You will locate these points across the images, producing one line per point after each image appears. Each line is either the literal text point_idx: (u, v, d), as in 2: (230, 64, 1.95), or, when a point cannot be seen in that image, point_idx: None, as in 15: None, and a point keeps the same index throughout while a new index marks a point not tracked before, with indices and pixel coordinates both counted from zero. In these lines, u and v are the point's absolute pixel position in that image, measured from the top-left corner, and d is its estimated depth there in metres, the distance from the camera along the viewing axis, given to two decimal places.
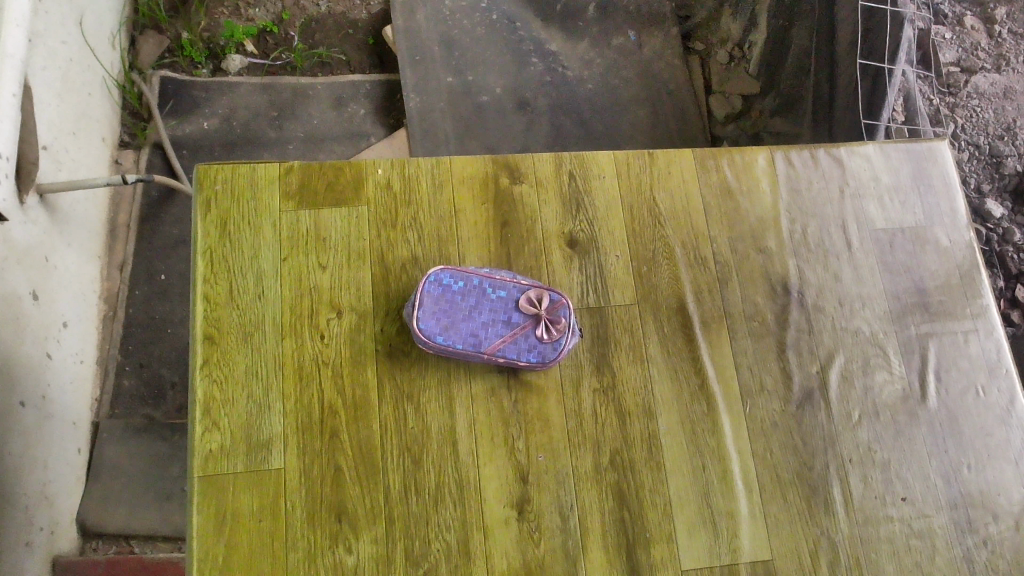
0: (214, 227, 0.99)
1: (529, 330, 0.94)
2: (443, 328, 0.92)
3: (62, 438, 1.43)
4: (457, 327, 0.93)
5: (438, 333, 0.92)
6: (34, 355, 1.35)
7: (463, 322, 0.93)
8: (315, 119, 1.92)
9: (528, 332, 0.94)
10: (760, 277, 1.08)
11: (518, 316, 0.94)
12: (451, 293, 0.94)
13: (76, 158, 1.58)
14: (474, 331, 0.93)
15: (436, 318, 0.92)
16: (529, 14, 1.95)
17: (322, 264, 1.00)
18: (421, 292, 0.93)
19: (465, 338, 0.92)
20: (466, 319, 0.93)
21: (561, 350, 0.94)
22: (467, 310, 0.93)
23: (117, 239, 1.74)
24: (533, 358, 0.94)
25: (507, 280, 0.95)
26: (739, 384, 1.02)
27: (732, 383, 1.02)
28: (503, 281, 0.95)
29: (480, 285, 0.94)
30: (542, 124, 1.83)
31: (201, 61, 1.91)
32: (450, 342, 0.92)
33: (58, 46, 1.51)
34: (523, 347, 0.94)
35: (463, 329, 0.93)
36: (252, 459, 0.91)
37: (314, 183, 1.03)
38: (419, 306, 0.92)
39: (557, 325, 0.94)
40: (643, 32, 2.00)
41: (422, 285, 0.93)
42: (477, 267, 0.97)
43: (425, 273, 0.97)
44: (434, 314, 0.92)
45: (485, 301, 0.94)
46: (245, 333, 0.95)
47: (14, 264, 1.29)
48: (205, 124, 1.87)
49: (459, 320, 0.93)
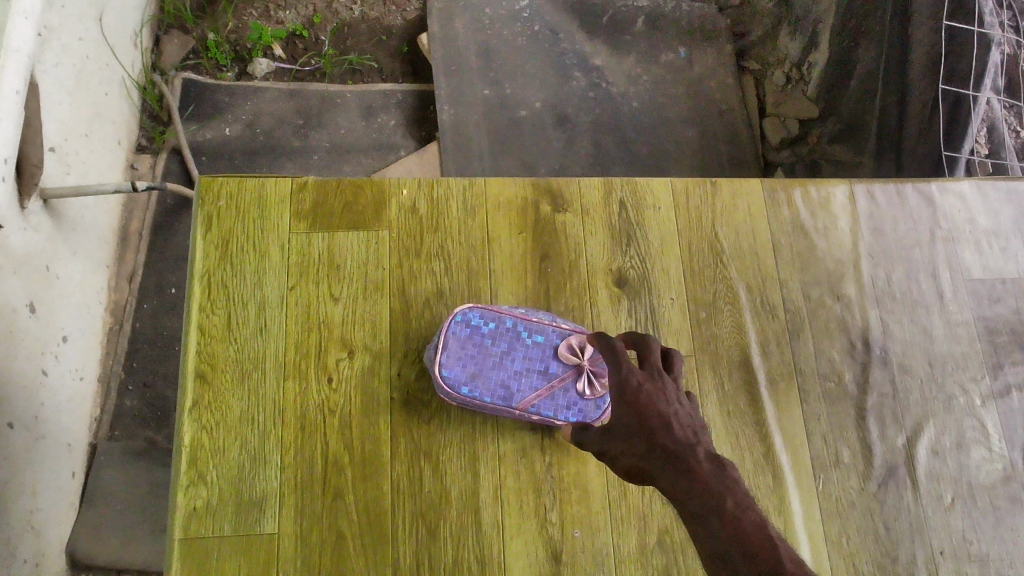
0: (213, 249, 0.94)
1: (563, 384, 0.87)
2: (469, 376, 0.86)
3: (55, 460, 1.33)
4: (484, 376, 0.86)
5: (463, 381, 0.85)
6: (28, 371, 1.25)
7: (492, 372, 0.86)
8: (342, 129, 1.82)
9: (562, 386, 0.87)
10: (837, 329, 1.00)
11: (557, 366, 0.87)
12: (481, 334, 0.88)
13: (87, 160, 1.49)
14: (504, 383, 0.86)
15: (463, 366, 0.86)
16: (573, 26, 1.84)
17: (334, 295, 0.95)
18: (446, 332, 0.87)
19: (495, 391, 0.86)
20: (493, 366, 0.87)
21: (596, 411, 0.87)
22: (497, 355, 0.87)
23: (127, 248, 1.64)
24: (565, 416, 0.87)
25: (546, 323, 0.88)
26: (812, 455, 0.93)
27: (804, 456, 0.93)
28: (539, 323, 0.88)
29: (515, 326, 0.88)
30: (583, 142, 1.71)
31: (226, 64, 1.82)
32: (477, 394, 0.85)
33: (74, 42, 1.42)
34: (554, 404, 0.86)
35: (492, 380, 0.86)
36: (242, 519, 0.85)
37: (328, 203, 0.98)
38: (444, 351, 0.86)
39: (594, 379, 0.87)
40: (695, 48, 1.88)
41: (448, 321, 0.87)
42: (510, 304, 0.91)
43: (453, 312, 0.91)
44: (459, 359, 0.86)
45: (518, 346, 0.88)
46: (242, 372, 0.90)
47: (10, 273, 1.20)
48: (227, 130, 1.76)
49: (486, 366, 0.87)
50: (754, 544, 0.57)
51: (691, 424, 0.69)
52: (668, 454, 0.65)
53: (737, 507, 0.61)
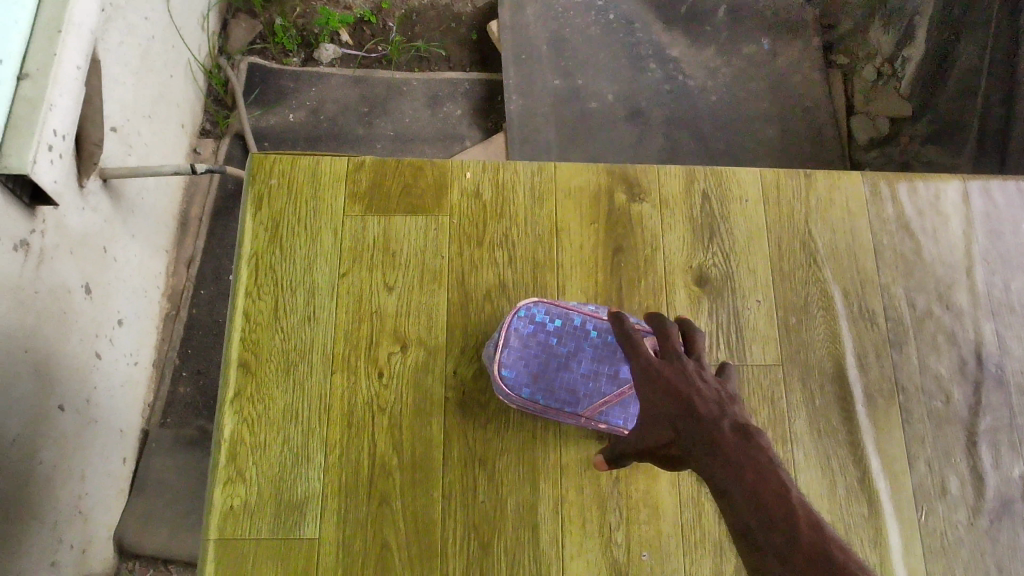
0: (263, 228, 0.90)
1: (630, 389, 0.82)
2: (530, 376, 0.82)
3: (106, 446, 1.30)
4: (546, 377, 0.83)
5: (522, 381, 0.82)
6: (80, 354, 1.22)
7: (556, 374, 0.83)
8: (407, 117, 1.77)
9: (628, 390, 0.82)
10: (944, 340, 0.95)
11: (625, 372, 0.83)
12: (544, 333, 0.84)
13: (149, 142, 1.46)
14: (568, 387, 0.82)
15: (524, 365, 0.82)
16: (650, 15, 1.75)
17: (388, 283, 0.90)
18: (507, 328, 0.83)
19: (558, 394, 0.82)
20: (556, 366, 0.83)
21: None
22: (560, 354, 0.84)
23: (187, 233, 1.62)
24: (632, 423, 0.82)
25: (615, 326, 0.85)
26: (913, 487, 0.88)
27: (905, 489, 0.88)
28: (606, 323, 0.84)
29: (581, 325, 0.85)
30: (656, 137, 1.63)
31: (292, 50, 1.78)
32: (538, 396, 0.81)
33: (140, 21, 1.40)
34: (620, 409, 0.82)
35: (555, 382, 0.82)
36: (282, 523, 0.80)
37: (386, 184, 0.93)
38: (504, 347, 0.83)
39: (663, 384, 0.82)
40: (779, 40, 1.77)
41: (510, 317, 0.84)
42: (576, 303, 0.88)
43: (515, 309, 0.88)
44: (520, 357, 0.82)
45: (583, 347, 0.84)
46: (288, 363, 0.86)
47: (65, 253, 1.17)
48: (291, 116, 1.73)
49: (548, 366, 0.83)
50: (777, 519, 0.54)
51: (720, 396, 0.65)
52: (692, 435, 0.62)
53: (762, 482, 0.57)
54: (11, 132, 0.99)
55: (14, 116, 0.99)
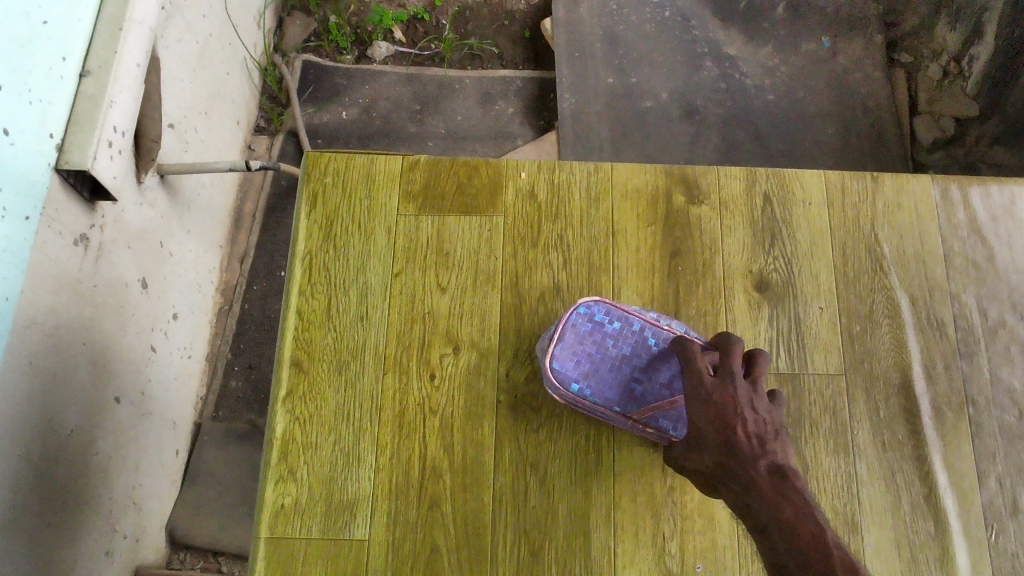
0: (318, 226, 0.90)
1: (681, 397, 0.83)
2: (580, 373, 0.83)
3: (160, 437, 1.32)
4: (597, 377, 0.83)
5: (573, 378, 0.82)
6: (136, 347, 1.24)
7: (607, 374, 0.83)
8: (459, 116, 1.76)
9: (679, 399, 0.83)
10: (1018, 351, 0.91)
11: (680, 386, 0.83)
12: (600, 332, 0.84)
13: (205, 138, 1.48)
14: (617, 389, 0.83)
15: (576, 362, 0.83)
16: (706, 12, 1.72)
17: (442, 284, 0.89)
18: (563, 324, 0.84)
19: (606, 395, 0.82)
20: (608, 368, 0.84)
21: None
22: (614, 356, 0.84)
23: (241, 229, 1.63)
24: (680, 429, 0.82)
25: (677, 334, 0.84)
26: (982, 503, 0.85)
27: (973, 505, 0.85)
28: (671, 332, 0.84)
29: (642, 329, 0.84)
30: (712, 135, 1.61)
31: (346, 47, 1.79)
32: (586, 393, 0.82)
33: (198, 19, 1.41)
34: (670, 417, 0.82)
35: (605, 383, 0.83)
36: (332, 523, 0.80)
37: (441, 184, 0.93)
38: (559, 341, 0.83)
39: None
40: (840, 39, 1.72)
41: (569, 313, 0.84)
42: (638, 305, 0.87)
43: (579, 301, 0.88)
44: (573, 355, 0.83)
45: (640, 350, 0.84)
46: (340, 362, 0.85)
47: (123, 247, 1.19)
48: (344, 113, 1.74)
49: (601, 367, 0.83)
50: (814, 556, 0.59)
51: (766, 428, 0.70)
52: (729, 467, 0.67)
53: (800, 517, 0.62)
54: (72, 129, 1.01)
55: (76, 112, 1.02)
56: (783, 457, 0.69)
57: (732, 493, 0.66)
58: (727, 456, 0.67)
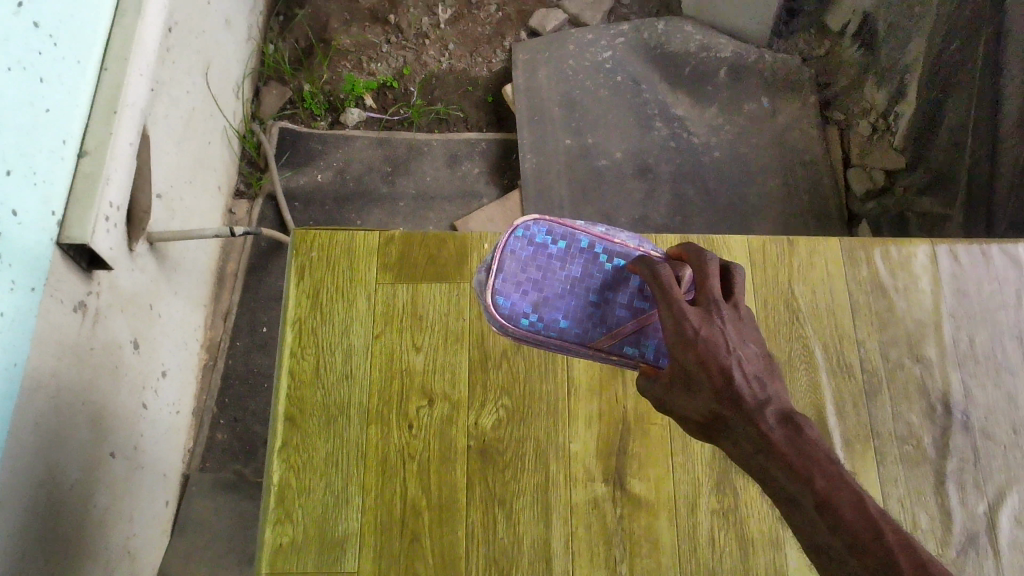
0: (306, 294, 1.01)
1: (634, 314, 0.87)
2: (527, 302, 0.88)
3: (151, 489, 1.40)
4: (548, 306, 0.88)
5: (520, 307, 0.88)
6: (129, 404, 1.32)
7: (557, 300, 0.89)
8: (427, 177, 1.88)
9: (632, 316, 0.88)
10: (916, 391, 1.03)
11: (637, 304, 0.88)
12: (541, 254, 0.91)
13: (190, 205, 1.58)
14: (568, 316, 0.88)
15: (524, 293, 0.89)
16: (656, 77, 1.86)
17: (417, 344, 1.00)
18: (502, 250, 0.90)
19: (557, 323, 0.87)
20: (555, 292, 0.89)
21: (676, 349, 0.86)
22: (561, 278, 0.89)
23: (224, 288, 1.73)
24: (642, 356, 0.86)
25: (625, 250, 0.90)
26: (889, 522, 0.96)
27: None
28: (618, 247, 0.91)
29: (588, 248, 0.91)
30: (663, 192, 1.75)
31: (320, 114, 1.91)
32: (536, 321, 0.87)
33: (183, 95, 1.53)
34: (628, 339, 0.86)
35: (555, 310, 0.88)
36: (324, 559, 0.89)
37: (414, 255, 1.05)
38: (502, 272, 0.89)
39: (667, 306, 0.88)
40: (778, 99, 1.86)
41: (506, 235, 0.91)
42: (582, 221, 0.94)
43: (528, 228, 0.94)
44: (518, 285, 0.88)
45: (589, 273, 0.90)
46: (328, 414, 0.95)
47: (117, 312, 1.28)
48: (320, 176, 1.85)
49: (547, 291, 0.89)
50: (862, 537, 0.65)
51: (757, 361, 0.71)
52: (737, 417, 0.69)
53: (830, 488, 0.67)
54: (74, 202, 1.11)
55: (75, 188, 1.11)
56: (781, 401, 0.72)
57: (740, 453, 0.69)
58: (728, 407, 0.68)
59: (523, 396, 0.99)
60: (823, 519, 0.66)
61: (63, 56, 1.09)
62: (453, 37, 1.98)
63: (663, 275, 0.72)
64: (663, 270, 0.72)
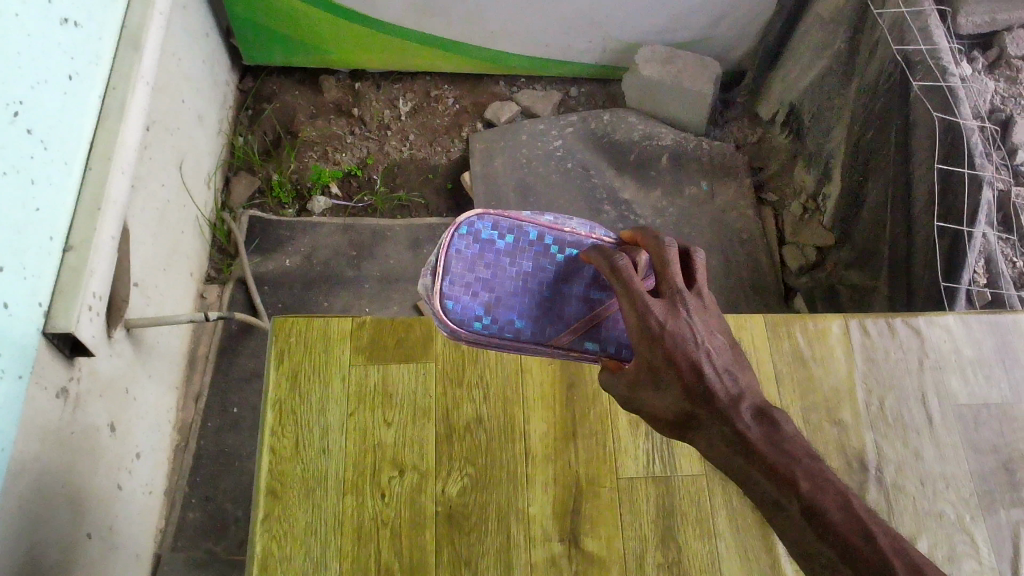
0: (286, 376, 1.10)
1: (581, 307, 0.95)
2: (476, 302, 0.95)
3: (124, 569, 1.44)
4: (500, 305, 0.95)
5: (470, 308, 0.94)
6: (105, 486, 1.37)
7: (510, 299, 0.95)
8: (391, 260, 1.98)
9: (579, 309, 0.95)
10: (835, 450, 1.12)
11: (590, 295, 0.95)
12: (485, 251, 0.97)
13: (164, 291, 1.66)
14: (520, 313, 0.95)
15: (477, 297, 0.95)
16: (604, 163, 2.01)
17: (388, 419, 1.09)
18: (448, 250, 0.97)
19: (511, 322, 0.94)
20: (503, 289, 0.96)
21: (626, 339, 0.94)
22: (507, 275, 0.96)
23: (196, 370, 1.79)
24: (598, 348, 0.94)
25: (572, 241, 0.98)
26: None
27: None
28: (566, 238, 0.98)
29: (536, 241, 0.98)
30: None
31: (287, 202, 2.01)
32: (492, 321, 0.94)
33: (158, 188, 1.62)
34: (588, 337, 0.94)
35: (508, 308, 0.95)
36: None
37: (384, 338, 1.14)
38: (450, 274, 0.95)
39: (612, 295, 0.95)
40: (716, 183, 2.02)
41: (449, 234, 0.98)
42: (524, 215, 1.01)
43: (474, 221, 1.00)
44: (466, 287, 0.95)
45: (539, 268, 0.97)
46: (307, 487, 1.03)
47: (96, 396, 1.34)
48: (287, 261, 1.93)
49: (496, 290, 0.95)
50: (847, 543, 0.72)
51: (725, 355, 0.80)
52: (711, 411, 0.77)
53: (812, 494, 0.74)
54: (58, 296, 1.15)
55: (60, 282, 1.16)
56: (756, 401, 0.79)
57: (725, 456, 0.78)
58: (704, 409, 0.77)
59: (485, 464, 1.08)
60: (812, 525, 0.73)
61: (51, 159, 1.16)
62: (414, 128, 2.11)
63: (622, 267, 0.80)
64: (622, 261, 0.80)
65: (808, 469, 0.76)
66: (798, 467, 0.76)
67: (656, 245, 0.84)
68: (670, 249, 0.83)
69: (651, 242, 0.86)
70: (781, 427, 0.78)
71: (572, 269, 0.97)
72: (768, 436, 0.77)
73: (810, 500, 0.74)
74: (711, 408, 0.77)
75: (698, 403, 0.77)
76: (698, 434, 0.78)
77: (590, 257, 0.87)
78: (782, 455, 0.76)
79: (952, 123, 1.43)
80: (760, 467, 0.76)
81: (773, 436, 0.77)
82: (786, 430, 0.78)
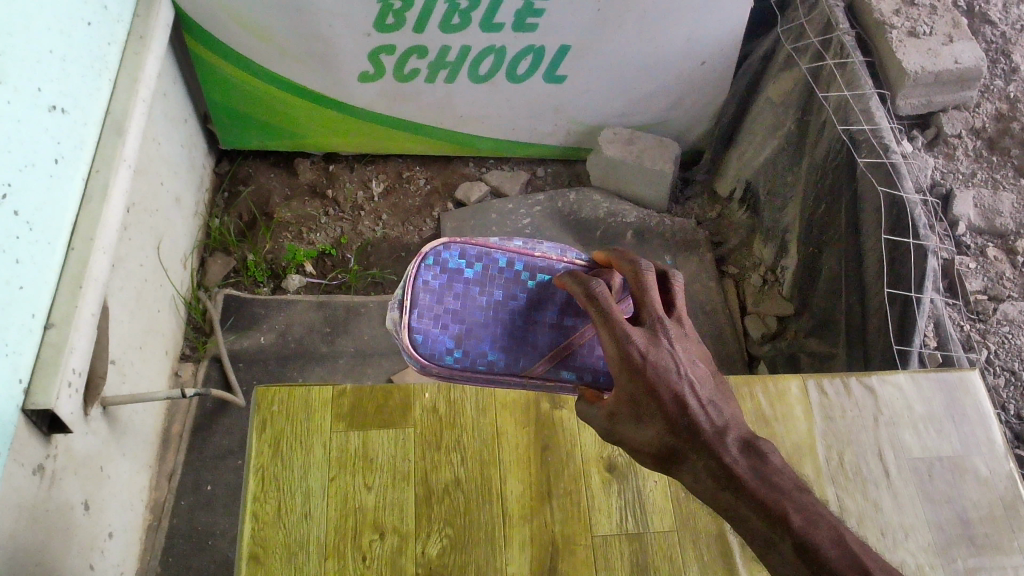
0: (268, 444, 1.14)
1: (551, 335, 1.00)
2: (446, 335, 0.99)
3: None
4: (470, 338, 1.00)
5: (440, 341, 0.99)
6: (77, 564, 1.36)
7: (480, 330, 1.00)
8: (365, 335, 2.01)
9: (550, 337, 1.00)
10: None
11: (562, 321, 1.01)
12: (453, 281, 1.02)
13: (140, 369, 1.67)
14: (490, 345, 1.00)
15: (448, 332, 1.00)
16: (571, 239, 2.09)
17: (367, 483, 1.13)
18: (414, 283, 1.02)
19: (481, 355, 0.99)
20: (472, 320, 1.01)
21: (600, 364, 0.99)
22: (476, 306, 1.01)
23: (169, 449, 1.78)
24: (574, 376, 0.99)
25: (541, 265, 1.04)
26: None
27: None
28: (535, 263, 1.04)
29: (505, 266, 1.03)
30: None
31: (262, 280, 2.04)
32: (463, 356, 0.99)
33: (137, 268, 1.65)
34: (562, 366, 0.99)
35: (477, 340, 1.00)
36: None
37: (364, 405, 1.19)
38: (414, 312, 1.00)
39: (583, 321, 1.01)
40: (679, 257, 2.10)
41: (416, 266, 1.03)
42: (493, 241, 1.06)
43: (440, 248, 1.05)
44: (434, 319, 1.00)
45: (510, 295, 1.02)
46: (289, 551, 1.06)
47: (71, 474, 1.34)
48: (262, 338, 1.96)
49: (465, 321, 1.00)
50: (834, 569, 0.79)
51: (709, 389, 0.87)
52: (700, 445, 0.83)
53: (795, 524, 0.81)
54: (38, 372, 1.16)
55: (41, 358, 1.17)
56: (734, 435, 0.85)
57: (704, 487, 0.84)
58: (693, 443, 0.83)
59: (463, 525, 1.11)
60: (803, 561, 0.80)
61: (35, 239, 1.19)
62: (387, 208, 2.17)
63: (599, 294, 0.86)
64: (598, 288, 0.86)
65: (796, 504, 0.82)
66: (790, 503, 0.82)
67: (635, 270, 0.90)
68: (647, 274, 0.89)
69: (626, 265, 0.92)
70: (766, 458, 0.85)
71: (544, 295, 1.02)
72: (756, 469, 0.84)
73: (795, 533, 0.81)
74: (696, 441, 0.83)
75: (681, 434, 0.83)
76: (683, 469, 0.84)
77: (564, 283, 0.92)
78: (763, 487, 0.83)
79: (897, 196, 1.52)
80: (748, 499, 0.82)
81: (761, 470, 0.84)
82: (772, 461, 0.85)
